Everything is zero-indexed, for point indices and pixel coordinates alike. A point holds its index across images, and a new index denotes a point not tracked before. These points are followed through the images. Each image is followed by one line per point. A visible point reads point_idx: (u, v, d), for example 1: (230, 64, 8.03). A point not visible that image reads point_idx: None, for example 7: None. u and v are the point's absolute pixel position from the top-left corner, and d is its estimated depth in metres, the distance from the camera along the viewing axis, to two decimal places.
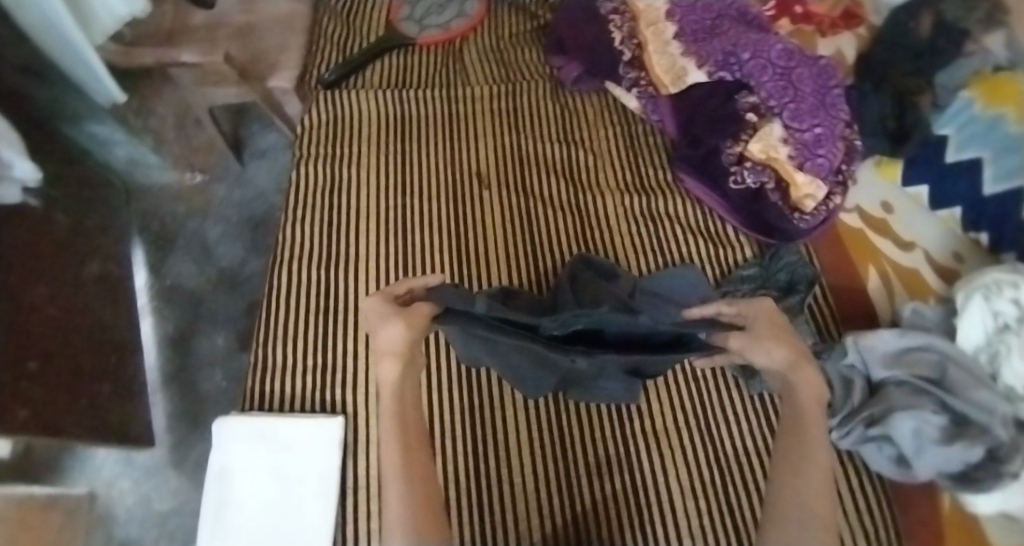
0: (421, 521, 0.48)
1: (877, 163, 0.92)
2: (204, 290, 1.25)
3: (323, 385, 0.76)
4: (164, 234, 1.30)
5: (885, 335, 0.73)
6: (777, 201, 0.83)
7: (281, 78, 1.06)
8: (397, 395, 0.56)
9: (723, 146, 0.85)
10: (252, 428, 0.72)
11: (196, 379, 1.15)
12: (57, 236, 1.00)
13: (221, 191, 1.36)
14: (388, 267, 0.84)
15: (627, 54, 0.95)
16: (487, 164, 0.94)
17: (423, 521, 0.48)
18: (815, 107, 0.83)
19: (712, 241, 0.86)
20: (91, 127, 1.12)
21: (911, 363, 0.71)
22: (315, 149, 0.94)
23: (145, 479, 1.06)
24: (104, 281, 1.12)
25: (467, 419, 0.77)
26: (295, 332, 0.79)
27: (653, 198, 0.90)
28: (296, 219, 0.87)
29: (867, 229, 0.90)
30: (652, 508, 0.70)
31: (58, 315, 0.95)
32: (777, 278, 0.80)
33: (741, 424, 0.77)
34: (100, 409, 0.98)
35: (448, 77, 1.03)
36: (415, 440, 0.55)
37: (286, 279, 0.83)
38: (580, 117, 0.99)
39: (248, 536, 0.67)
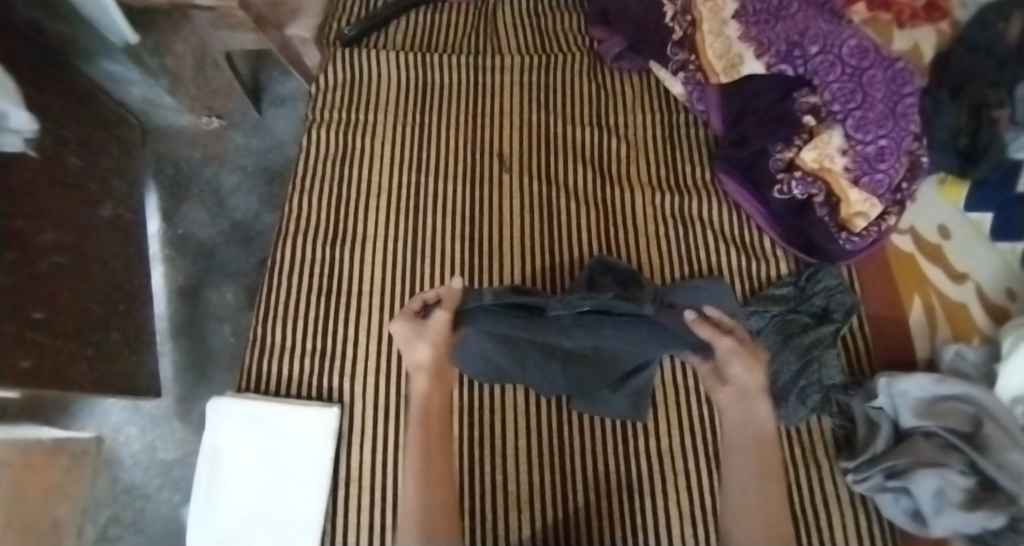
0: (434, 522, 0.54)
1: (939, 183, 0.85)
2: (217, 241, 1.23)
3: (322, 370, 0.73)
4: (178, 179, 1.27)
5: (920, 380, 0.66)
6: (824, 216, 0.75)
7: (300, 26, 1.00)
8: (423, 405, 0.62)
9: (773, 149, 0.77)
10: (245, 413, 0.68)
11: (205, 333, 1.15)
12: (68, 177, 0.98)
13: (238, 138, 1.31)
14: (397, 250, 0.80)
15: (678, 31, 0.87)
16: (510, 145, 0.87)
17: (437, 522, 0.54)
18: (884, 116, 0.73)
19: (746, 252, 0.79)
20: (106, 65, 1.08)
21: (943, 415, 0.65)
22: (330, 113, 0.88)
23: (150, 428, 1.07)
24: (116, 226, 1.10)
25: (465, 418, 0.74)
26: (296, 312, 0.75)
27: (686, 198, 0.83)
28: (304, 191, 0.83)
29: (919, 254, 0.82)
30: (647, 531, 0.68)
31: (66, 262, 0.93)
32: (811, 302, 0.73)
33: None
34: (108, 357, 0.98)
35: (478, 42, 0.95)
36: (437, 439, 0.60)
37: (290, 254, 0.79)
38: (617, 99, 0.91)
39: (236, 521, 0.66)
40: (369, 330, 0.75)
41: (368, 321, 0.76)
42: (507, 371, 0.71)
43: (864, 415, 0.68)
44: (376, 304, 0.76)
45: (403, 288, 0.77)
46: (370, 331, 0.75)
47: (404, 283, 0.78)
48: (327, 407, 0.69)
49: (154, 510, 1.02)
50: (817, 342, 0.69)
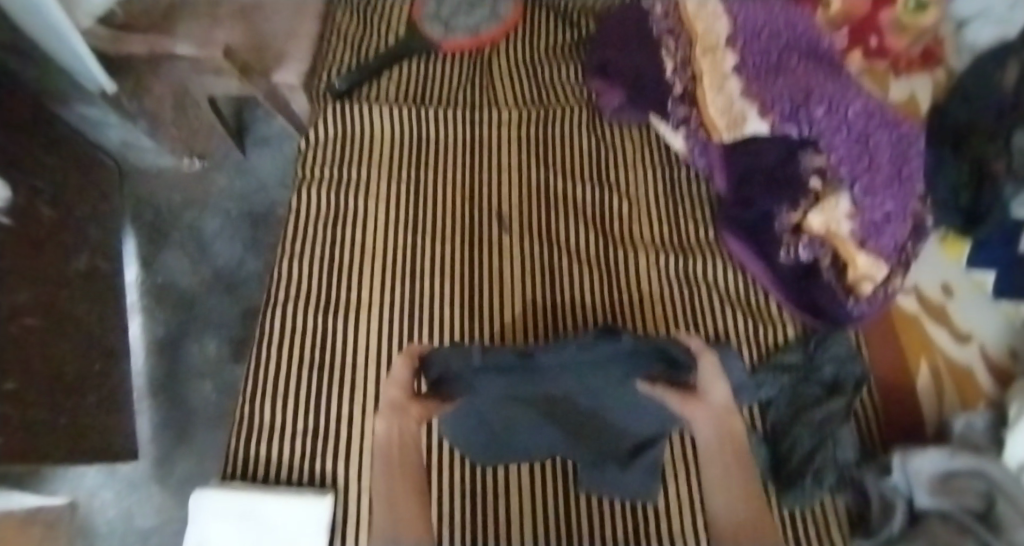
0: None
1: (942, 239, 0.85)
2: (198, 290, 1.18)
3: (315, 453, 0.68)
4: (158, 223, 1.23)
5: (934, 455, 0.64)
6: (829, 280, 0.74)
7: (287, 71, 0.96)
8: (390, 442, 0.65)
9: (779, 212, 0.76)
10: (234, 505, 0.62)
11: (186, 391, 1.10)
12: (39, 230, 0.92)
13: (221, 179, 1.27)
14: (394, 317, 0.76)
15: (678, 86, 0.86)
16: (508, 203, 0.85)
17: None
18: (891, 179, 0.72)
19: (753, 316, 0.78)
20: (81, 108, 1.06)
21: (957, 492, 0.63)
22: (321, 170, 0.86)
23: (128, 493, 1.01)
24: (91, 278, 1.05)
25: (459, 502, 0.66)
26: (286, 387, 0.71)
27: (690, 260, 0.81)
28: (294, 254, 0.80)
29: (923, 315, 0.82)
30: None
31: (39, 324, 0.87)
32: (821, 372, 0.71)
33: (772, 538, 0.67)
34: (83, 421, 0.92)
35: (472, 96, 0.94)
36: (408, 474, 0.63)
37: (280, 324, 0.75)
38: (616, 155, 0.91)
39: None
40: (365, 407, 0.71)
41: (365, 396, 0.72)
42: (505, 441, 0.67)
43: (880, 494, 0.66)
44: (372, 378, 0.73)
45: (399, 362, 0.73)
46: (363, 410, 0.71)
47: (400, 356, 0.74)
48: (320, 497, 0.64)
49: None
50: (830, 417, 0.66)
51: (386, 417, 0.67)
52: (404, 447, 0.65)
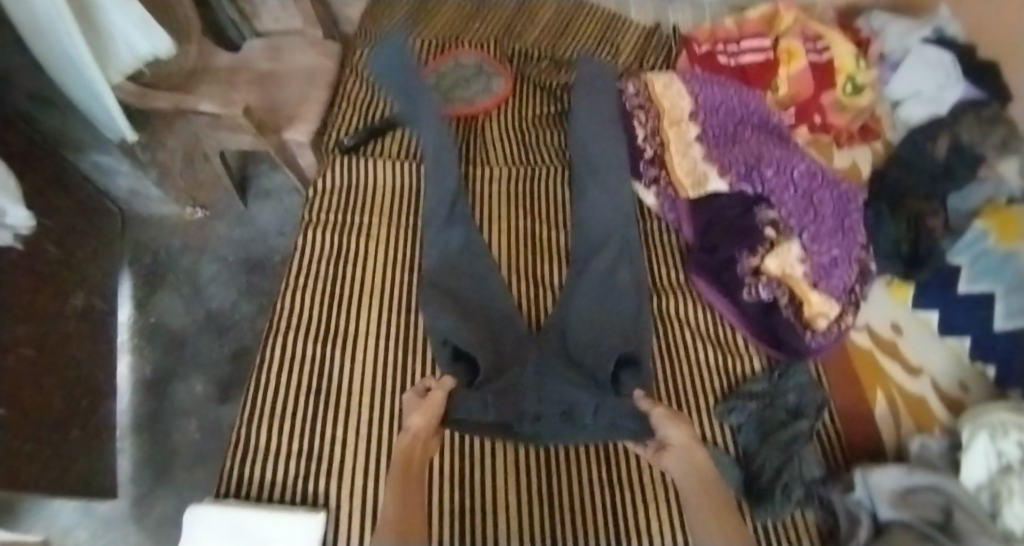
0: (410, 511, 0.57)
1: (887, 284, 0.95)
2: (190, 332, 1.21)
3: (307, 473, 0.68)
4: (156, 267, 1.28)
5: (891, 472, 0.71)
6: (789, 316, 0.82)
7: (298, 130, 1.05)
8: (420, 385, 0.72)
9: (740, 256, 0.83)
10: (228, 521, 0.61)
11: (171, 428, 1.11)
12: (45, 267, 0.96)
13: (220, 228, 1.33)
14: (378, 368, 0.77)
15: (649, 150, 0.96)
16: (497, 247, 0.92)
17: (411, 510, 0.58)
18: (834, 230, 0.84)
19: (721, 349, 0.85)
20: (95, 156, 1.13)
21: (914, 504, 0.69)
22: (324, 215, 0.91)
23: (102, 533, 1.01)
24: (86, 315, 1.08)
25: None
26: (278, 412, 0.72)
27: (665, 299, 0.88)
28: (296, 288, 0.83)
29: (876, 350, 0.91)
30: None
31: (34, 357, 0.89)
32: (785, 398, 0.77)
33: None
34: (66, 453, 0.93)
35: (467, 153, 1.03)
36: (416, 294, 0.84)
37: (278, 351, 0.77)
38: (558, 201, 0.98)
39: None
40: (353, 475, 0.69)
41: (367, 440, 0.71)
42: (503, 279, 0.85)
43: (846, 510, 0.72)
44: (364, 402, 0.74)
45: (387, 407, 0.74)
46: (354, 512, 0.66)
47: (391, 382, 0.76)
48: (314, 512, 0.64)
49: None
50: (795, 438, 0.73)
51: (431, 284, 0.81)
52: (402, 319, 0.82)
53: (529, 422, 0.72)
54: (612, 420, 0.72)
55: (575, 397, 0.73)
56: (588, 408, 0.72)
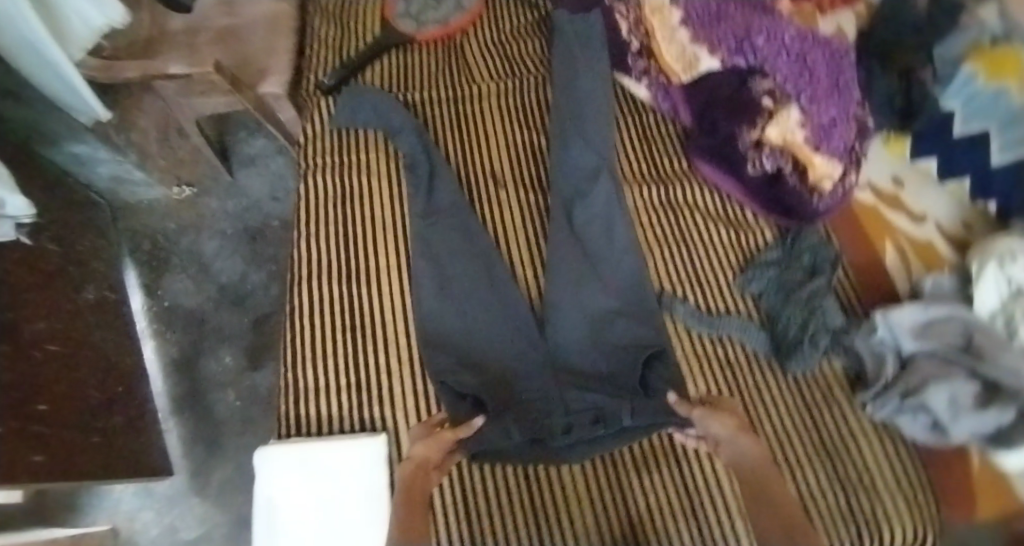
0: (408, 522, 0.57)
1: (884, 140, 0.97)
2: (206, 308, 1.21)
3: (360, 402, 0.71)
4: (156, 251, 1.26)
5: (912, 309, 0.75)
6: (795, 184, 0.83)
7: (272, 83, 1.02)
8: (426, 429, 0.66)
9: (739, 132, 0.84)
10: (295, 457, 0.65)
11: (210, 402, 1.13)
12: (47, 264, 0.95)
13: (212, 203, 1.31)
14: (403, 295, 0.79)
15: (635, 43, 0.95)
16: (500, 162, 0.92)
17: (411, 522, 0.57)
18: (830, 90, 0.83)
19: (731, 226, 0.87)
20: (71, 147, 1.09)
21: (937, 334, 0.73)
22: (322, 159, 0.90)
23: (166, 509, 1.05)
24: (100, 307, 1.07)
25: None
26: (318, 354, 0.73)
27: (670, 188, 0.90)
28: (309, 235, 0.83)
29: (880, 205, 0.94)
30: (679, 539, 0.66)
31: (59, 350, 0.89)
32: (801, 260, 0.81)
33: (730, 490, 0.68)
34: (113, 438, 0.94)
35: (451, 77, 1.01)
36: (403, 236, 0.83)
37: (307, 296, 0.78)
38: (544, 109, 0.97)
39: None
40: (405, 397, 0.72)
41: (406, 362, 0.74)
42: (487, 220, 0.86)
43: (870, 351, 0.77)
44: (401, 330, 0.76)
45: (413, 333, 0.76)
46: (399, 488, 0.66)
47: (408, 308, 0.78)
48: (372, 437, 0.67)
49: None
50: (815, 292, 0.76)
51: (444, 219, 0.82)
52: (392, 262, 0.81)
53: (560, 435, 0.67)
54: (651, 419, 0.66)
55: (597, 399, 0.68)
56: (621, 416, 0.66)
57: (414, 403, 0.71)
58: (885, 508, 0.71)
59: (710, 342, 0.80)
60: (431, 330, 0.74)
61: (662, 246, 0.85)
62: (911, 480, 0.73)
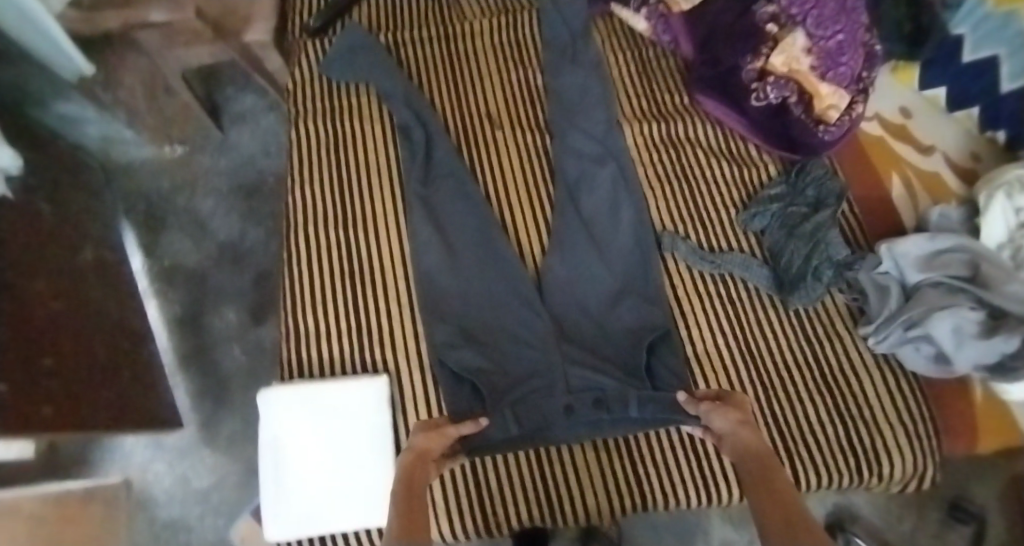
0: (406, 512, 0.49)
1: (892, 69, 0.92)
2: (206, 265, 1.20)
3: (361, 346, 0.72)
4: (153, 211, 1.24)
5: (917, 239, 0.74)
6: (800, 114, 0.81)
7: (257, 31, 1.00)
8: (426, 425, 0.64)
9: (743, 62, 0.82)
10: (299, 397, 0.66)
11: (217, 357, 1.14)
12: (45, 226, 0.93)
13: (206, 160, 1.29)
14: (399, 240, 0.78)
15: None
16: (495, 102, 0.89)
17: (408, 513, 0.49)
18: (838, 11, 0.76)
19: (734, 162, 0.86)
20: (60, 107, 1.03)
21: (943, 265, 0.72)
22: (311, 104, 0.87)
23: (179, 460, 1.08)
24: (101, 267, 1.06)
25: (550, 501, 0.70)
26: (318, 299, 0.73)
27: (670, 124, 0.87)
28: (302, 182, 0.81)
29: (887, 136, 0.90)
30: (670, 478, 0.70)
31: (63, 310, 0.88)
32: (804, 194, 0.79)
33: None
34: (123, 396, 0.95)
35: (441, 15, 0.97)
36: (396, 182, 0.82)
37: (304, 241, 0.77)
38: (538, 46, 0.93)
39: (312, 492, 0.64)
40: (407, 341, 0.72)
41: (405, 305, 0.74)
42: (484, 163, 0.84)
43: (872, 282, 0.75)
44: (400, 274, 0.76)
45: (408, 278, 0.76)
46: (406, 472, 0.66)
47: (402, 251, 0.77)
48: (375, 379, 0.68)
49: (200, 538, 1.04)
50: (819, 226, 0.76)
51: (441, 171, 0.81)
52: (384, 208, 0.80)
53: (563, 418, 0.67)
54: (658, 413, 0.67)
55: (603, 383, 0.69)
56: (627, 404, 0.67)
57: (415, 347, 0.72)
58: (886, 439, 0.72)
59: (712, 280, 0.79)
60: (434, 273, 0.75)
61: (662, 184, 0.83)
62: (912, 412, 0.73)
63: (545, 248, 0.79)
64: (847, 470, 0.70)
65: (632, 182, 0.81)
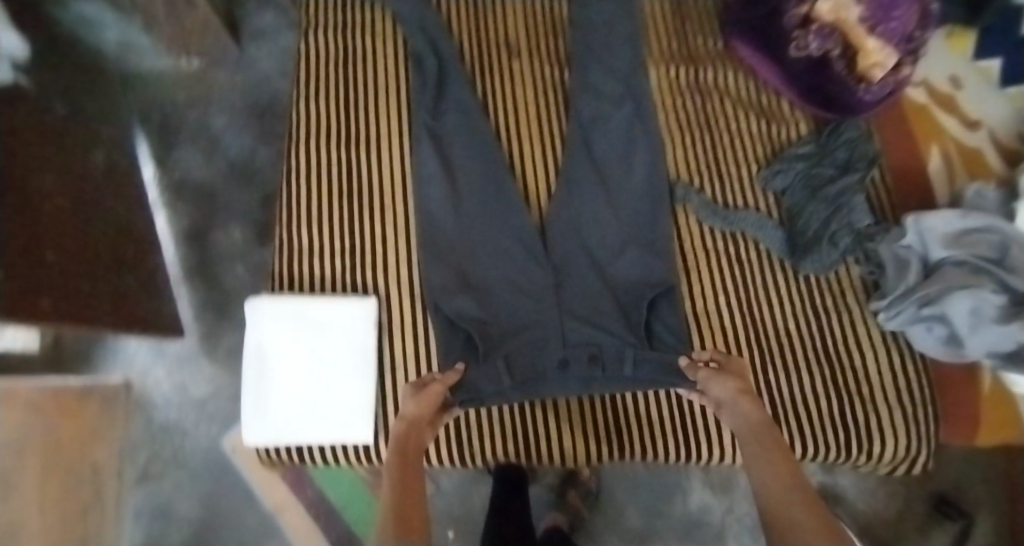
0: (403, 497, 0.50)
1: (947, 35, 0.86)
2: (216, 181, 1.20)
3: (354, 266, 0.71)
4: (167, 123, 1.23)
5: (948, 215, 0.69)
6: (841, 70, 0.76)
7: None
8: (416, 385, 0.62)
9: (787, 7, 0.77)
10: (286, 308, 0.67)
11: (219, 274, 1.14)
12: (56, 121, 0.91)
13: (222, 76, 1.26)
14: (402, 165, 0.76)
15: None
16: (515, 31, 0.85)
17: (404, 496, 0.51)
18: None
19: (764, 116, 0.81)
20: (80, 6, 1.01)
21: (971, 244, 0.68)
22: (325, 15, 0.83)
23: (178, 368, 1.09)
24: (112, 171, 1.05)
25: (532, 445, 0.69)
26: (314, 216, 0.72)
27: (700, 69, 0.82)
28: (310, 94, 0.78)
29: (932, 104, 0.84)
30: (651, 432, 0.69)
31: (71, 206, 0.87)
32: (834, 156, 0.75)
33: None
34: (125, 299, 0.96)
35: None
36: (403, 104, 0.79)
37: (305, 157, 0.75)
38: None
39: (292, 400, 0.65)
40: (400, 266, 0.72)
41: (403, 229, 0.73)
42: (499, 93, 0.81)
43: (894, 255, 0.71)
44: (399, 200, 0.74)
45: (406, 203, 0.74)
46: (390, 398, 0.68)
47: (403, 174, 0.76)
48: (366, 299, 0.68)
49: (194, 444, 1.06)
50: (845, 190, 0.72)
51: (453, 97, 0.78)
52: (392, 128, 0.78)
53: (555, 371, 0.65)
54: (653, 374, 0.65)
55: (600, 338, 0.66)
56: (622, 362, 0.65)
57: (407, 273, 0.72)
58: (880, 419, 0.69)
59: (722, 237, 0.76)
60: (435, 200, 0.73)
61: (684, 132, 0.79)
62: (912, 393, 0.71)
63: (551, 188, 0.77)
64: (835, 442, 0.68)
65: (652, 129, 0.77)
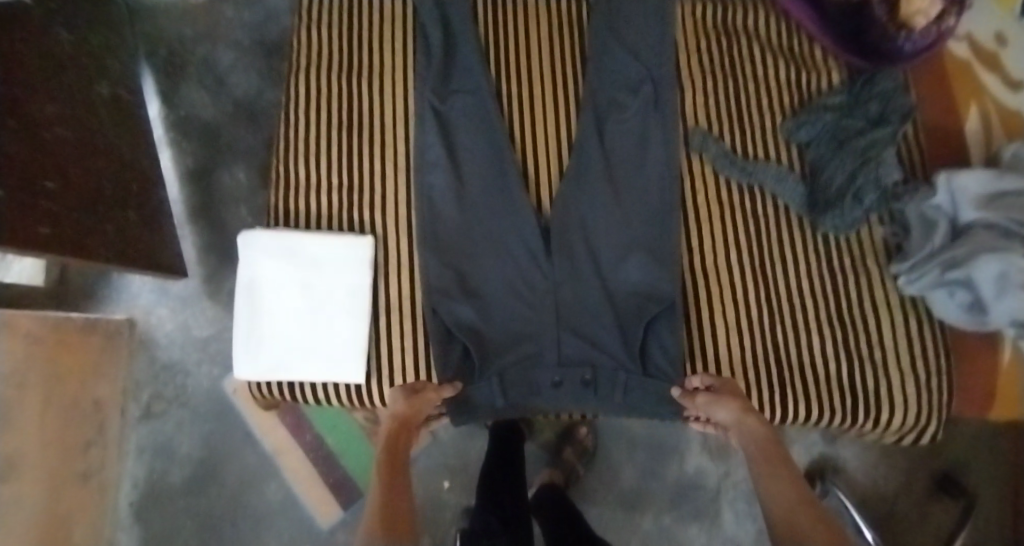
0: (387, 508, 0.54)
1: None
2: (221, 121, 1.17)
3: (352, 205, 0.70)
4: (173, 58, 1.20)
5: (980, 175, 0.66)
6: (882, 15, 0.72)
7: None
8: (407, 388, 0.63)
9: None
10: (279, 242, 0.66)
11: (223, 216, 1.13)
12: (59, 47, 0.88)
13: (228, 10, 1.21)
14: (406, 101, 0.73)
15: None
16: None
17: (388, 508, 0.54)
18: None
19: (795, 63, 0.76)
20: None
21: (1004, 206, 0.64)
22: None
23: (181, 308, 1.09)
24: (116, 104, 1.02)
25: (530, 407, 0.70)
26: (313, 150, 0.70)
27: (730, 9, 0.77)
28: (313, 22, 0.75)
29: (974, 61, 0.79)
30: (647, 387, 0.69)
31: (75, 137, 0.85)
32: (867, 108, 0.71)
33: (722, 342, 0.68)
34: (127, 236, 0.95)
35: None
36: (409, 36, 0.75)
37: (304, 86, 0.72)
38: None
39: (283, 335, 0.65)
40: (399, 206, 0.70)
41: (402, 168, 0.71)
42: (510, 31, 0.77)
43: (920, 215, 0.68)
44: (400, 138, 0.72)
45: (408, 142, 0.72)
46: (385, 336, 0.67)
47: (405, 111, 0.73)
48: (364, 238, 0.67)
49: (196, 385, 1.06)
50: (874, 143, 0.68)
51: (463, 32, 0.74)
52: (398, 62, 0.74)
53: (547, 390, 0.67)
54: (642, 403, 0.67)
55: (593, 357, 0.67)
56: (614, 387, 0.67)
57: (406, 213, 0.70)
58: (890, 386, 0.67)
59: (739, 191, 0.72)
60: (439, 139, 0.70)
61: (705, 76, 0.75)
62: (929, 359, 0.68)
63: (563, 163, 0.73)
64: (842, 407, 0.66)
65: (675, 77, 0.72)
